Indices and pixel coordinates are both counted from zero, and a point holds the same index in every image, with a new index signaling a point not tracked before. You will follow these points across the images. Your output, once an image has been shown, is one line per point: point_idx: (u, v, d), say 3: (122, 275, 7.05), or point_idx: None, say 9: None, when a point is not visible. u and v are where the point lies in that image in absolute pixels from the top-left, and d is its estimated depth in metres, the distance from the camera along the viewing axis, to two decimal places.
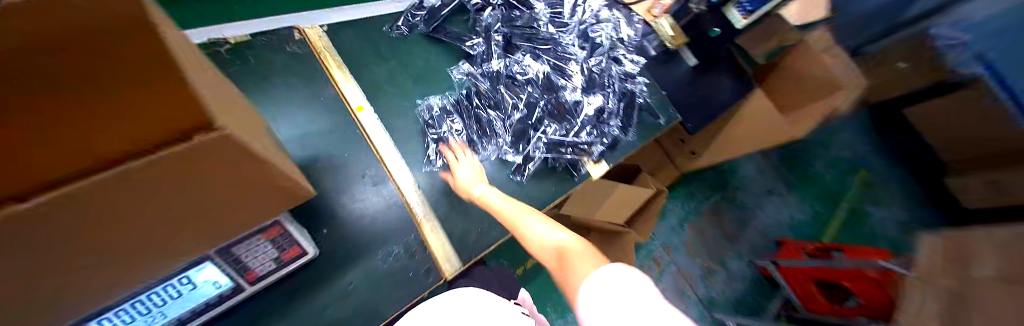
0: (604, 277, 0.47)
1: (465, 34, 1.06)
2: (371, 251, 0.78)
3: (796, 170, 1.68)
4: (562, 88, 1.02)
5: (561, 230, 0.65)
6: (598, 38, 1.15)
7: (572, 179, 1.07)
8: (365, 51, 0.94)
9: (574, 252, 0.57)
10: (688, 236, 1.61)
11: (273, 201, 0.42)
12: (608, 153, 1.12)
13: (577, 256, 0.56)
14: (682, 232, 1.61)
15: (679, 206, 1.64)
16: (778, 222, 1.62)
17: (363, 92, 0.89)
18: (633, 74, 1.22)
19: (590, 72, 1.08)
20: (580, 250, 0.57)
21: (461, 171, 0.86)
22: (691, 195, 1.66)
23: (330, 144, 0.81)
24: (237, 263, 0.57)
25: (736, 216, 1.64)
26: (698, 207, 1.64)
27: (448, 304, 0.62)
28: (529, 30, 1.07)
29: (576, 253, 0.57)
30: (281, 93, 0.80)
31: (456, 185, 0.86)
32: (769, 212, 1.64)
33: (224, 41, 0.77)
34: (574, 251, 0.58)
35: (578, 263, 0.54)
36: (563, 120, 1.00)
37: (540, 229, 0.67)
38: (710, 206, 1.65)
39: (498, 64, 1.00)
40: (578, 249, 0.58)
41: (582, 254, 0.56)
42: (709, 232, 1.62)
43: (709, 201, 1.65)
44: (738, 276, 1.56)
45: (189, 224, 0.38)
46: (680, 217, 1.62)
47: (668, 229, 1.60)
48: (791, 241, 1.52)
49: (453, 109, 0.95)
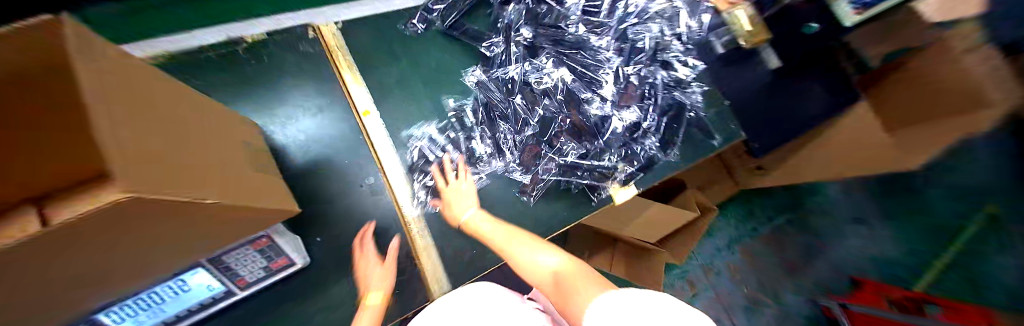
0: (611, 301, 0.52)
1: (484, 32, 0.96)
2: (360, 264, 0.75)
3: (905, 203, 1.56)
4: (587, 102, 0.88)
5: (553, 253, 0.70)
6: (642, 39, 0.95)
7: (591, 204, 0.92)
8: (378, 50, 0.90)
9: (573, 280, 0.63)
10: (737, 258, 1.55)
11: (243, 221, 0.46)
12: (640, 174, 0.96)
13: (576, 283, 0.62)
14: (730, 254, 1.55)
15: (730, 228, 1.57)
16: (851, 253, 1.54)
17: (372, 94, 0.86)
18: (685, 80, 1.02)
19: (626, 81, 0.91)
20: (577, 277, 0.63)
21: (452, 192, 0.80)
22: (749, 215, 1.58)
23: (332, 149, 0.81)
24: (227, 270, 0.59)
25: (803, 247, 1.55)
26: (755, 228, 1.57)
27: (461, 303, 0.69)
28: (555, 31, 0.92)
29: (574, 281, 0.62)
30: (289, 94, 0.80)
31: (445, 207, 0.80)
32: (850, 248, 1.54)
33: (242, 40, 0.79)
34: (570, 275, 0.64)
35: (578, 291, 0.59)
36: (585, 137, 0.86)
37: (535, 257, 0.70)
38: (769, 230, 1.57)
39: (515, 69, 0.88)
40: (576, 275, 0.64)
41: (580, 281, 0.62)
42: (764, 258, 1.55)
43: (769, 226, 1.57)
44: (796, 309, 1.49)
45: (134, 260, 0.37)
46: (729, 239, 1.55)
47: (713, 249, 1.55)
48: (871, 283, 1.46)
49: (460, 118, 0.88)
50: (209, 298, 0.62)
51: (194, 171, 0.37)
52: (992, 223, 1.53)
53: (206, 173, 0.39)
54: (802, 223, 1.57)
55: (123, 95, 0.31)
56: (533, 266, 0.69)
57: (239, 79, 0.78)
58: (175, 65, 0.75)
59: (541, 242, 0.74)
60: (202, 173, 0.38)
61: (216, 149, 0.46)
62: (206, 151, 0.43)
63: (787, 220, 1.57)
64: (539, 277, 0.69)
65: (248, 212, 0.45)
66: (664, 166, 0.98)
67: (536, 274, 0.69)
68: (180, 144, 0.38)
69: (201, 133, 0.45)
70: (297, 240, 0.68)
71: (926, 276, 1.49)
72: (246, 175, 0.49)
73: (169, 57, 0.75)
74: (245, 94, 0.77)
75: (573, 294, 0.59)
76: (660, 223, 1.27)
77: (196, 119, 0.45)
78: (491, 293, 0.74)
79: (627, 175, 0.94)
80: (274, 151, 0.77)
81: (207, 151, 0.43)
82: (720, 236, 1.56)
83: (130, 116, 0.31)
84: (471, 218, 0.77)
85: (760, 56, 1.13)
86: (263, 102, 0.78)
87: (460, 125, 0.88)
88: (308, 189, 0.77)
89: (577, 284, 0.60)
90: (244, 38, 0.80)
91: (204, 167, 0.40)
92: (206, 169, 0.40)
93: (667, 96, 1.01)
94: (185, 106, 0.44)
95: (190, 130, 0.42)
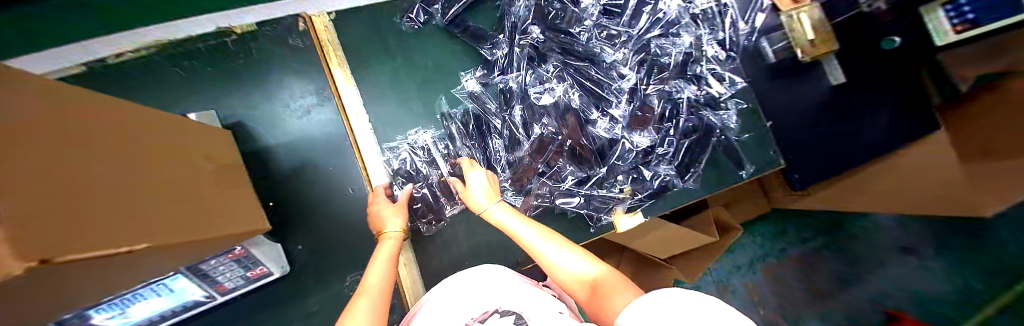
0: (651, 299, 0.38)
1: (490, 32, 0.86)
2: (339, 276, 0.74)
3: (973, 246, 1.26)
4: (592, 123, 0.77)
5: (583, 257, 0.59)
6: (671, 52, 0.80)
7: (588, 230, 0.85)
8: (368, 46, 0.82)
9: (610, 282, 0.52)
10: (757, 278, 1.43)
11: (208, 247, 0.45)
12: (648, 202, 0.86)
13: (616, 285, 0.51)
14: (749, 273, 1.43)
15: (754, 246, 1.43)
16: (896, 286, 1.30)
17: (362, 95, 0.81)
18: (719, 99, 0.87)
19: (643, 100, 0.78)
20: (616, 279, 0.53)
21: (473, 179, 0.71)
22: (780, 233, 1.42)
23: (319, 152, 0.78)
24: (205, 277, 0.60)
25: (841, 274, 1.37)
26: (784, 249, 1.42)
27: (457, 291, 0.60)
28: (566, 37, 0.81)
29: (613, 283, 0.52)
30: (279, 92, 0.77)
31: (463, 195, 0.73)
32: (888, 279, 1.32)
33: (231, 31, 0.75)
34: (607, 282, 0.52)
35: (619, 293, 0.48)
36: (586, 161, 0.78)
37: (562, 258, 0.59)
38: (799, 252, 1.41)
39: (516, 79, 0.79)
40: (613, 278, 0.53)
41: (621, 283, 0.51)
42: (793, 283, 1.41)
43: (800, 248, 1.41)
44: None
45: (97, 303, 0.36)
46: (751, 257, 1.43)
47: (731, 266, 1.44)
48: (911, 319, 1.24)
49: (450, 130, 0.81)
50: (192, 300, 0.63)
51: (145, 209, 0.35)
52: None
53: (159, 209, 0.37)
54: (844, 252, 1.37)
55: (62, 136, 0.29)
56: (562, 268, 0.58)
57: (228, 73, 0.76)
58: (163, 57, 0.73)
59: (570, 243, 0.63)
60: (155, 208, 0.37)
61: (180, 174, 0.44)
62: (166, 178, 0.41)
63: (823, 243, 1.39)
64: (568, 280, 0.57)
65: (210, 240, 0.44)
66: (680, 193, 0.87)
67: (564, 275, 0.58)
68: (134, 177, 0.36)
69: (156, 156, 0.42)
70: (279, 247, 0.71)
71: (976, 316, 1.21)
72: (211, 196, 0.48)
73: (160, 47, 0.73)
74: (234, 90, 0.75)
75: (613, 296, 0.48)
76: (671, 242, 1.19)
77: (147, 141, 0.42)
78: (492, 275, 0.64)
79: (634, 202, 0.84)
80: (260, 152, 0.75)
81: (166, 179, 0.41)
82: (741, 254, 1.43)
83: (77, 163, 0.29)
84: (493, 212, 0.68)
85: (822, 69, 0.94)
86: (251, 99, 0.76)
87: (450, 136, 0.81)
88: (291, 194, 0.76)
89: (617, 290, 0.49)
90: (230, 29, 0.76)
91: (160, 200, 0.38)
92: (161, 201, 0.38)
93: (694, 116, 0.86)
94: (133, 129, 0.41)
95: (143, 157, 0.40)
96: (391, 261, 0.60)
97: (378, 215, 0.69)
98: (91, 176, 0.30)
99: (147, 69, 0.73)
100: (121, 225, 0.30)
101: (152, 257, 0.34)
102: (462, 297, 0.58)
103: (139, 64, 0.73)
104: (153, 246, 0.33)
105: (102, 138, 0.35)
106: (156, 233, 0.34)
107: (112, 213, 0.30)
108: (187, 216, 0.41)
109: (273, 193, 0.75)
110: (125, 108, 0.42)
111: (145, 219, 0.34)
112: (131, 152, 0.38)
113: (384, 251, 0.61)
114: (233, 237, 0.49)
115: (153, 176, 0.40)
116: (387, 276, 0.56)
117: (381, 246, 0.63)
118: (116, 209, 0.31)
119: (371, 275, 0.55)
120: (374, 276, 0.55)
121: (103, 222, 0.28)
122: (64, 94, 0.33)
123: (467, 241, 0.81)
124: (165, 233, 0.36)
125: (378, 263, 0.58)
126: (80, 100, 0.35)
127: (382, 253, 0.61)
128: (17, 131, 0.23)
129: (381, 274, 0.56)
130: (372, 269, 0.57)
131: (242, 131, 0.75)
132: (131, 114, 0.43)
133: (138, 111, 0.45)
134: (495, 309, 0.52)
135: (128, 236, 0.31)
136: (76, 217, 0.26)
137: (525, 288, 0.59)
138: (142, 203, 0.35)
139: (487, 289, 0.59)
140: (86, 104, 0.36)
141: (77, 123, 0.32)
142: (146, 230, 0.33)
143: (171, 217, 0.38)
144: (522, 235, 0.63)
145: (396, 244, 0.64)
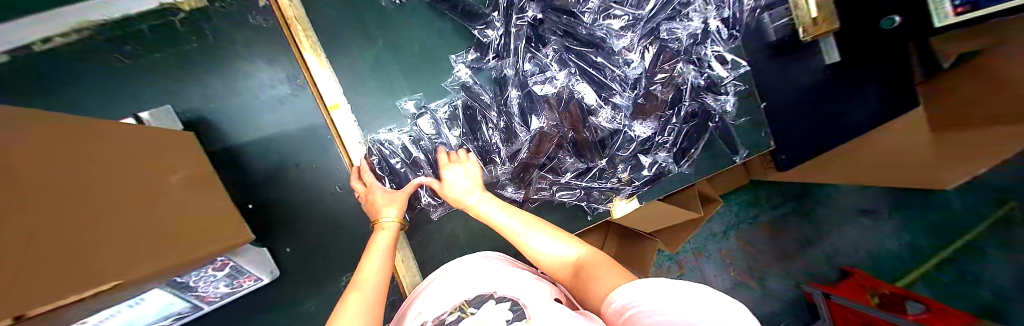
0: (641, 289, 0.33)
1: (481, 8, 0.76)
2: (335, 274, 0.74)
3: (994, 232, 1.20)
4: (594, 114, 0.75)
5: (561, 240, 0.56)
6: (680, 36, 0.76)
7: (586, 218, 0.87)
8: (345, 25, 0.72)
9: (594, 261, 0.49)
10: (732, 246, 1.42)
11: (183, 270, 0.43)
12: (644, 188, 0.86)
13: (600, 264, 0.48)
14: (726, 241, 1.42)
15: (730, 214, 1.41)
16: (853, 246, 1.34)
17: (341, 84, 0.72)
18: (721, 83, 0.83)
19: (647, 89, 0.76)
20: (600, 258, 0.49)
21: (450, 176, 0.66)
22: (754, 202, 1.40)
23: (296, 147, 0.72)
24: (186, 290, 0.58)
25: (799, 235, 1.38)
26: (756, 215, 1.40)
27: (450, 283, 0.55)
28: (568, 18, 0.74)
29: (596, 262, 0.49)
30: (242, 80, 0.69)
31: (446, 192, 0.67)
32: (844, 240, 1.35)
33: (178, 8, 0.66)
34: (587, 262, 0.49)
35: (604, 273, 0.45)
36: (587, 153, 0.77)
37: (540, 242, 0.56)
38: (769, 219, 1.40)
39: (513, 65, 0.74)
40: (594, 257, 0.50)
41: (603, 263, 0.48)
42: (761, 244, 1.41)
43: (770, 214, 1.40)
44: (778, 296, 1.39)
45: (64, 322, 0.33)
46: (726, 225, 1.41)
47: (710, 233, 1.42)
48: (863, 274, 1.30)
49: (427, 127, 0.74)
50: (172, 314, 0.60)
51: (134, 245, 0.34)
52: (1004, 227, 1.20)
53: (147, 241, 0.36)
54: (804, 214, 1.37)
55: (51, 174, 0.27)
56: (546, 254, 0.55)
57: (181, 60, 0.67)
58: (103, 43, 0.64)
59: (553, 227, 0.59)
60: (146, 244, 0.36)
61: (148, 193, 0.41)
62: (138, 202, 0.38)
63: (792, 208, 1.38)
64: (558, 264, 0.54)
65: (185, 264, 0.41)
66: (673, 178, 0.88)
67: (556, 261, 0.54)
68: (115, 208, 0.33)
69: (138, 187, 0.39)
70: (266, 252, 0.69)
71: (972, 274, 1.23)
72: (191, 215, 0.47)
73: (93, 30, 0.64)
74: (189, 80, 0.67)
75: (598, 277, 0.45)
76: (657, 219, 1.15)
77: (115, 160, 0.39)
78: (479, 265, 0.60)
79: (631, 189, 0.85)
80: (232, 150, 0.69)
81: (138, 202, 0.38)
82: (718, 223, 1.41)
83: (68, 198, 0.28)
84: (477, 205, 0.64)
85: (818, 47, 0.89)
86: (212, 90, 0.68)
87: (427, 135, 0.74)
88: (272, 194, 0.71)
89: (599, 272, 0.46)
90: (177, 5, 0.66)
91: (148, 234, 0.37)
92: (148, 234, 0.37)
93: (695, 101, 0.83)
94: (113, 159, 0.38)
95: (124, 182, 0.37)
96: (389, 253, 0.55)
97: (372, 205, 0.64)
98: (82, 210, 0.29)
99: (86, 56, 0.64)
100: (100, 265, 0.28)
101: (112, 293, 0.31)
102: (461, 281, 0.55)
103: (74, 50, 0.64)
104: (118, 283, 0.30)
105: (80, 169, 0.32)
106: (128, 267, 0.32)
107: (98, 252, 0.28)
108: (169, 244, 0.39)
109: (250, 195, 0.70)
110: (93, 127, 0.38)
111: (134, 259, 0.33)
112: (108, 179, 0.35)
113: (384, 236, 0.58)
114: (206, 255, 0.46)
115: (130, 202, 0.36)
116: (385, 269, 0.52)
117: (377, 237, 0.58)
118: (109, 257, 0.29)
119: (366, 269, 0.50)
120: (370, 270, 0.50)
121: (80, 266, 0.26)
122: (43, 129, 0.30)
123: (465, 234, 0.80)
124: (131, 266, 0.32)
125: (375, 257, 0.53)
126: (58, 128, 0.32)
127: (379, 246, 0.56)
128: (10, 171, 0.22)
129: (378, 269, 0.50)
130: (367, 263, 0.52)
131: (205, 128, 0.68)
132: (98, 133, 0.39)
133: (98, 127, 0.40)
134: (491, 294, 0.47)
135: (98, 276, 0.28)
136: (67, 268, 0.24)
137: (515, 273, 0.55)
138: (132, 240, 0.34)
139: (480, 276, 0.55)
140: (53, 121, 0.33)
141: (54, 145, 0.29)
142: (120, 266, 0.31)
143: (154, 248, 0.37)
144: (507, 226, 0.59)
145: (394, 235, 0.59)
